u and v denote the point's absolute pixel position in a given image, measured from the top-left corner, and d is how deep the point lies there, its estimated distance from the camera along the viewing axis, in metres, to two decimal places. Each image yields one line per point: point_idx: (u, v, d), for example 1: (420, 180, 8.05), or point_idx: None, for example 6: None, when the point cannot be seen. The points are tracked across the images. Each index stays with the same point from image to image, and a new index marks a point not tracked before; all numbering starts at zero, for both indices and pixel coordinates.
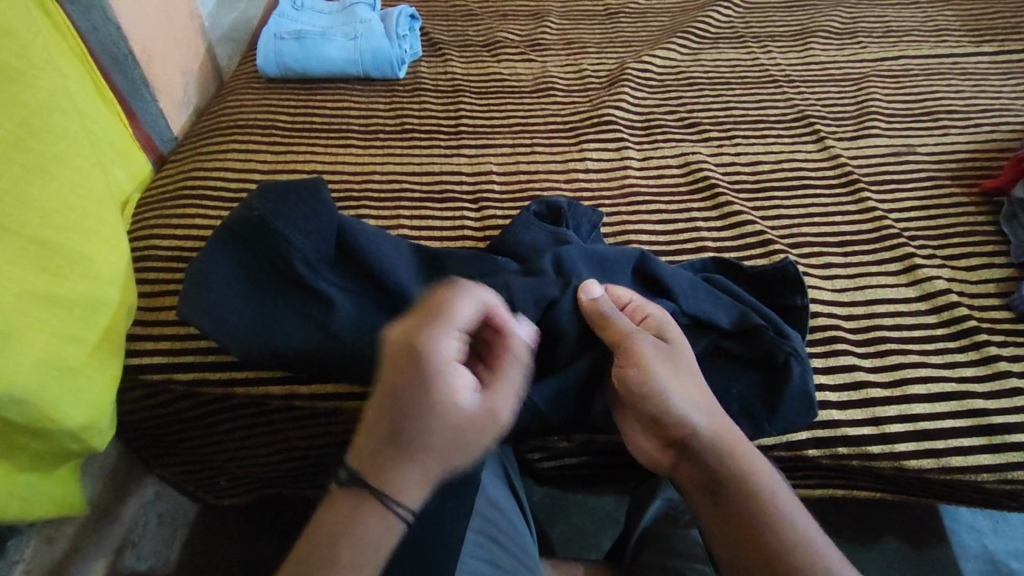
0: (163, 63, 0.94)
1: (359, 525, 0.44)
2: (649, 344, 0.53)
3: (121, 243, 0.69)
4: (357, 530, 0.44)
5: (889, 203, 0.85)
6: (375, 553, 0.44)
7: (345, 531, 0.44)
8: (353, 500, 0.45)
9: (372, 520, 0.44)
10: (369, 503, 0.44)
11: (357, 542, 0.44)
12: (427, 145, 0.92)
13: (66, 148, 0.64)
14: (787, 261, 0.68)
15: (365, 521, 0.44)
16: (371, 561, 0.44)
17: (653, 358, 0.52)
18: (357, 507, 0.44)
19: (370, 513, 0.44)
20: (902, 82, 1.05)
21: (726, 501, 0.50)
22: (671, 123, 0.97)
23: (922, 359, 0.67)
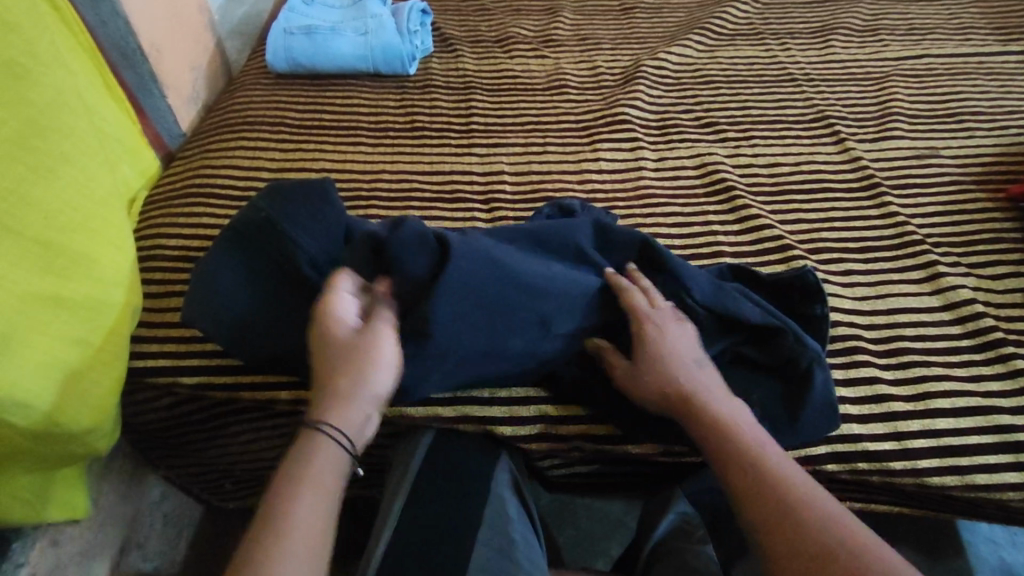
0: (171, 58, 0.93)
1: (306, 479, 0.47)
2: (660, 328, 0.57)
3: (123, 244, 0.68)
4: (308, 488, 0.47)
5: (911, 208, 0.82)
6: (325, 488, 0.47)
7: (293, 501, 0.46)
8: (304, 456, 0.48)
9: (320, 477, 0.48)
10: (319, 448, 0.48)
11: (308, 502, 0.46)
12: (438, 143, 0.91)
13: (68, 147, 0.63)
14: (806, 269, 0.66)
15: (315, 461, 0.48)
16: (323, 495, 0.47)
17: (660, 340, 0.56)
18: (308, 456, 0.48)
19: (322, 454, 0.48)
20: (926, 82, 1.02)
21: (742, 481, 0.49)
22: (687, 123, 0.94)
23: (946, 372, 0.65)
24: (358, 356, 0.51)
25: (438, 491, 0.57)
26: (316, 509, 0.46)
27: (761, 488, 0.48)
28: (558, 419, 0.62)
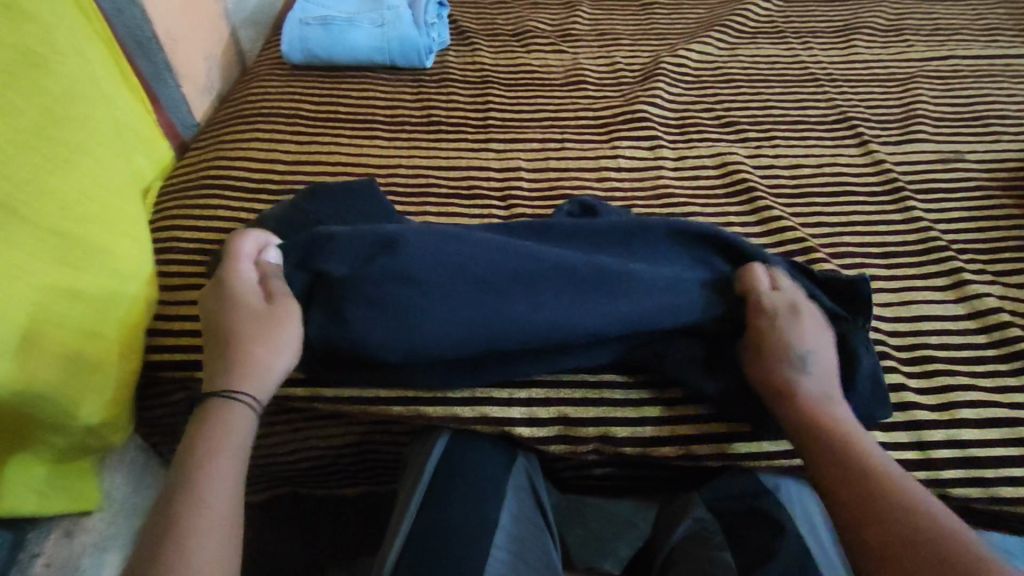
0: (186, 47, 0.92)
1: (216, 439, 0.48)
2: (791, 312, 0.58)
3: (138, 236, 0.67)
4: (219, 448, 0.48)
5: (935, 213, 0.81)
6: (237, 445, 0.49)
7: (207, 460, 0.47)
8: (210, 418, 0.49)
9: (231, 436, 0.49)
10: (230, 410, 0.50)
11: (219, 460, 0.47)
12: (454, 138, 0.90)
13: (84, 136, 0.62)
14: (862, 277, 0.64)
15: (224, 421, 0.49)
16: (237, 452, 0.49)
17: (787, 322, 0.58)
18: (214, 418, 0.49)
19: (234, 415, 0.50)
20: (951, 84, 1.00)
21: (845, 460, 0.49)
22: (707, 122, 0.93)
23: (971, 382, 0.63)
24: (247, 318, 0.53)
25: (453, 491, 0.57)
26: (229, 466, 0.47)
27: (844, 465, 0.49)
28: (577, 420, 0.61)
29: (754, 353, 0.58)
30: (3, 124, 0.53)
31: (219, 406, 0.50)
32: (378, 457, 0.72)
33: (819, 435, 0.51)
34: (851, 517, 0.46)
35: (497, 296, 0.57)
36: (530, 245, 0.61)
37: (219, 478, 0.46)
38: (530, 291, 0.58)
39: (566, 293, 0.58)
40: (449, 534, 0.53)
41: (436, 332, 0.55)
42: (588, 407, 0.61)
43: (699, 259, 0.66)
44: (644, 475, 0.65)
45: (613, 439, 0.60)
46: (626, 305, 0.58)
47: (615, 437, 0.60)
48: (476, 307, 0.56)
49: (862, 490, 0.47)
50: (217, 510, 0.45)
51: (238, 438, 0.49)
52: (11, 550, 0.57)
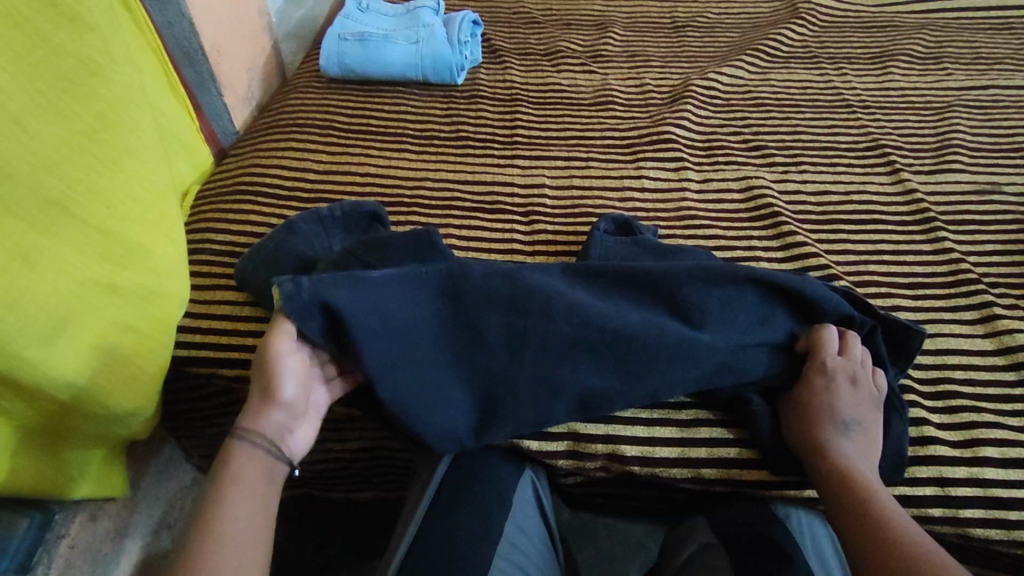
0: (230, 59, 0.97)
1: (231, 493, 0.49)
2: (843, 375, 0.58)
3: (176, 235, 0.70)
4: (234, 496, 0.49)
5: (967, 244, 0.79)
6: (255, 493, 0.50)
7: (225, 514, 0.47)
8: (234, 471, 0.50)
9: (241, 497, 0.49)
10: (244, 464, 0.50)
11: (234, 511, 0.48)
12: (480, 154, 0.91)
13: (134, 141, 0.66)
14: (921, 329, 0.63)
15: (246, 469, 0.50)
16: (256, 495, 0.50)
17: (838, 382, 0.57)
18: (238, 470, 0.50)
19: (247, 473, 0.50)
20: (990, 113, 0.98)
21: (866, 516, 0.49)
22: (734, 145, 0.93)
23: (997, 420, 0.61)
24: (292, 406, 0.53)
25: (457, 501, 0.57)
26: (242, 520, 0.48)
27: (872, 518, 0.48)
28: (586, 436, 0.60)
29: (796, 409, 0.58)
30: (60, 127, 0.57)
31: (233, 458, 0.51)
32: (391, 463, 0.73)
33: (851, 486, 0.51)
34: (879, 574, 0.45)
35: (530, 370, 0.58)
36: (542, 313, 0.58)
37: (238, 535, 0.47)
38: (562, 358, 0.58)
39: (598, 356, 0.58)
40: (448, 540, 0.54)
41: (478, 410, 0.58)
42: (597, 423, 0.61)
43: (723, 305, 0.62)
44: (653, 496, 0.64)
45: (621, 457, 0.60)
46: (642, 389, 0.59)
47: (624, 455, 0.59)
48: (507, 383, 0.57)
49: (893, 548, 0.46)
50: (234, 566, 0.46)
51: (254, 492, 0.50)
52: (38, 530, 0.60)
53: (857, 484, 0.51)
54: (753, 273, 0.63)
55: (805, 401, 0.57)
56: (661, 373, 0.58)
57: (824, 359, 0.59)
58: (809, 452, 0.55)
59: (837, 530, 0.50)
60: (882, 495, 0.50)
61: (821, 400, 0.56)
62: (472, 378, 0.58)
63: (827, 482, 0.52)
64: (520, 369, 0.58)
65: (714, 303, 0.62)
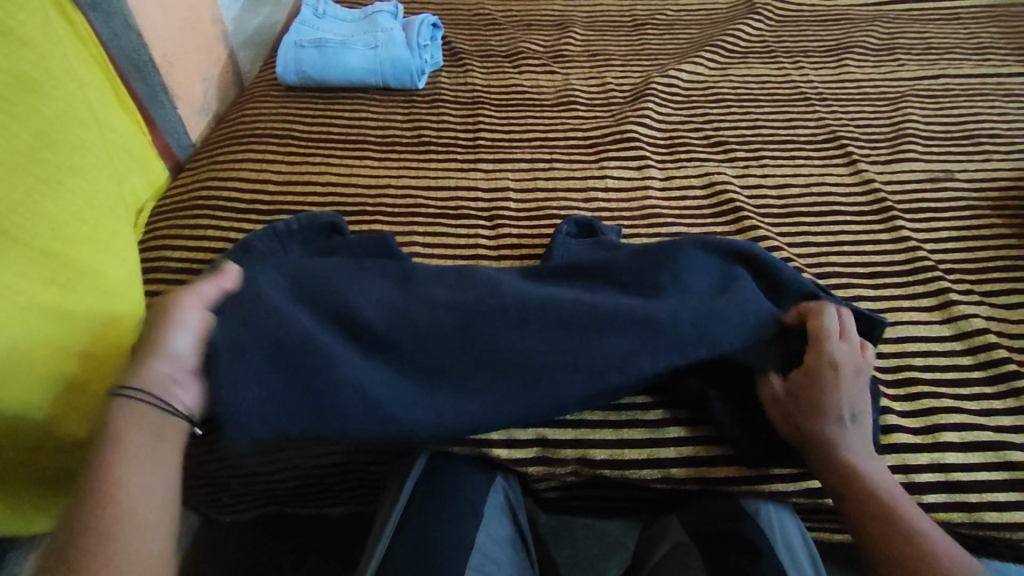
0: (183, 71, 0.94)
1: (116, 461, 0.46)
2: (847, 362, 0.56)
3: (130, 254, 0.68)
4: (122, 451, 0.47)
5: (924, 232, 0.81)
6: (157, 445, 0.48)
7: (116, 472, 0.46)
8: (122, 424, 0.48)
9: (135, 445, 0.47)
10: (125, 420, 0.48)
11: (123, 479, 0.45)
12: (443, 159, 0.91)
13: (80, 159, 0.64)
14: (881, 318, 0.64)
15: (132, 423, 0.48)
16: (149, 441, 0.48)
17: (847, 372, 0.56)
18: (126, 424, 0.48)
19: (133, 424, 0.48)
20: (941, 102, 1.00)
21: (882, 512, 0.49)
22: (695, 141, 0.94)
23: (956, 405, 0.63)
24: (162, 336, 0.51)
25: (429, 513, 0.56)
26: (134, 474, 0.46)
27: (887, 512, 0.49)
28: (555, 442, 0.60)
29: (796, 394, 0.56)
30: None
31: (117, 423, 0.48)
32: (364, 476, 0.72)
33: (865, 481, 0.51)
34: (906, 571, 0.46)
35: (471, 336, 0.56)
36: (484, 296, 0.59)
37: (131, 501, 0.45)
38: (508, 332, 0.57)
39: (559, 331, 0.57)
40: (418, 554, 0.53)
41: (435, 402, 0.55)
42: (566, 428, 0.61)
43: (674, 274, 0.62)
44: (625, 497, 0.64)
45: (591, 461, 0.60)
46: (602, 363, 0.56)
47: (593, 459, 0.60)
48: (449, 353, 0.56)
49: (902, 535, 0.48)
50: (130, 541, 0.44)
51: (141, 445, 0.47)
52: None
53: (869, 476, 0.51)
54: (694, 246, 0.64)
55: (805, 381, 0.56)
56: (623, 342, 0.56)
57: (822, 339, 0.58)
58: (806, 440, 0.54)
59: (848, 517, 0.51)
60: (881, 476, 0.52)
61: (834, 390, 0.55)
62: (415, 360, 0.56)
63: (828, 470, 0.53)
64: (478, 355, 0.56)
65: (663, 272, 0.62)
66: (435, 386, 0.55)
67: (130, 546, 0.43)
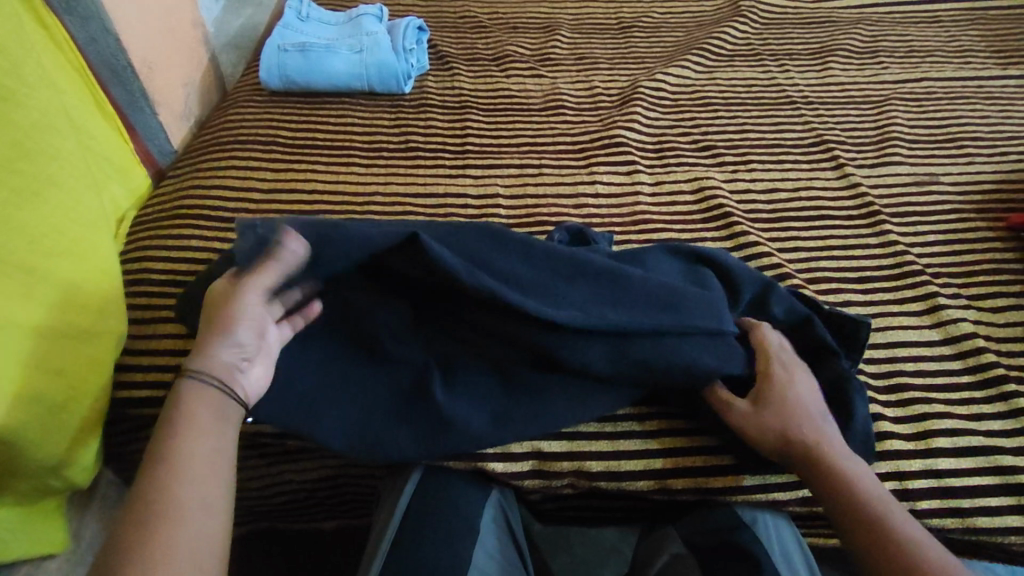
0: (164, 75, 0.92)
1: (189, 443, 0.47)
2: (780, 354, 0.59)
3: (109, 267, 0.66)
4: (198, 431, 0.48)
5: (911, 236, 0.81)
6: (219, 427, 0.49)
7: (180, 457, 0.46)
8: (186, 410, 0.48)
9: (208, 429, 0.48)
10: (193, 403, 0.49)
11: (190, 462, 0.46)
12: (431, 165, 0.90)
13: (55, 169, 0.62)
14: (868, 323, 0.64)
15: (196, 409, 0.48)
16: (215, 430, 0.48)
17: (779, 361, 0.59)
18: (191, 410, 0.48)
19: (197, 413, 0.48)
20: (924, 105, 1.01)
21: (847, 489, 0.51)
22: (684, 146, 0.93)
23: (948, 410, 0.63)
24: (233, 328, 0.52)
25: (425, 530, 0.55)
26: (200, 461, 0.47)
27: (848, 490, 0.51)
28: (551, 456, 0.60)
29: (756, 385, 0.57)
30: None
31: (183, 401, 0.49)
32: (357, 490, 0.71)
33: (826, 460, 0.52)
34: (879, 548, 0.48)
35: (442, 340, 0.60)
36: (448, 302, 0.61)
37: (194, 494, 0.45)
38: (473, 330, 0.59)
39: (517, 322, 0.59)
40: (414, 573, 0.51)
41: (422, 404, 0.57)
42: (562, 441, 0.60)
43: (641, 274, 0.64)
44: (621, 507, 0.64)
45: (588, 474, 0.59)
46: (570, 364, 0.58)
47: (590, 471, 0.59)
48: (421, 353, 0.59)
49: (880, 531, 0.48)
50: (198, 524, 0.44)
51: (210, 433, 0.48)
52: None
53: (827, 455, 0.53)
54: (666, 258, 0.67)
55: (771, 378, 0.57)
56: (591, 296, 0.58)
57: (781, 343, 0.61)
58: (783, 433, 0.54)
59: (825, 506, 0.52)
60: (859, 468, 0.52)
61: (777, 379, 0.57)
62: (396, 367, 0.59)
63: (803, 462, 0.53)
64: (463, 348, 0.60)
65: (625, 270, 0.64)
66: (421, 387, 0.58)
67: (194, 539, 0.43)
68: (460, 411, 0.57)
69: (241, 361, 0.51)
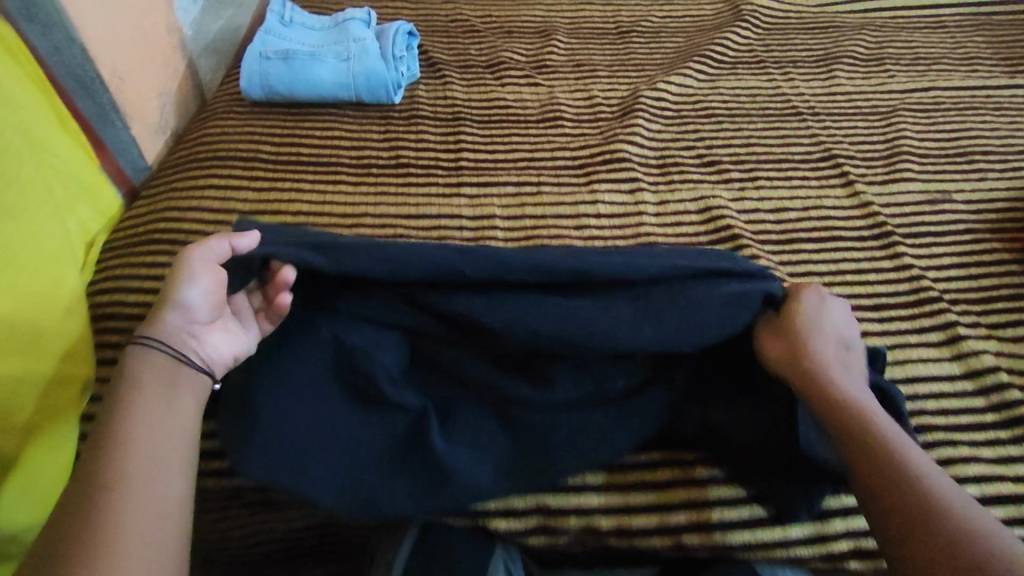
0: (137, 86, 0.86)
1: (140, 392, 0.47)
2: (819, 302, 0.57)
3: (75, 305, 0.61)
4: (147, 380, 0.48)
5: (926, 259, 0.78)
6: (174, 372, 0.49)
7: (129, 404, 0.47)
8: (135, 374, 0.48)
9: (155, 377, 0.48)
10: (141, 368, 0.48)
11: (135, 404, 0.47)
12: (424, 182, 0.85)
13: (12, 200, 0.57)
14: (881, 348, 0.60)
15: (142, 368, 0.48)
16: (167, 378, 0.49)
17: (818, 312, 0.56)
18: (139, 375, 0.48)
19: (144, 374, 0.48)
20: (933, 117, 0.98)
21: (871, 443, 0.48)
22: (688, 161, 0.89)
23: (974, 453, 0.61)
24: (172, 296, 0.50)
25: None
26: (150, 407, 0.47)
27: (874, 448, 0.48)
28: (558, 511, 0.56)
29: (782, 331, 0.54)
30: None
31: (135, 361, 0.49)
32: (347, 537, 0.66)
33: (849, 412, 0.50)
34: (909, 511, 0.45)
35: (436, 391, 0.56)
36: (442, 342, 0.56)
37: (144, 437, 0.46)
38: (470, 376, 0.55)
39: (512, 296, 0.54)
40: None
41: (422, 452, 0.53)
42: (569, 495, 0.57)
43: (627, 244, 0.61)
44: (630, 558, 0.62)
45: (597, 529, 0.57)
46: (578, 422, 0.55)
47: (599, 528, 0.56)
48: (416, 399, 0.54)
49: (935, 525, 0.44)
50: (150, 466, 0.45)
51: (163, 380, 0.48)
52: None
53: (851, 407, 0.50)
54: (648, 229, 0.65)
55: (803, 340, 0.53)
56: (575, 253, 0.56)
57: (817, 307, 0.56)
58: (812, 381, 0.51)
59: (866, 503, 0.48)
60: (876, 417, 0.50)
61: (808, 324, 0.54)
62: (387, 415, 0.54)
63: (825, 413, 0.50)
64: (463, 394, 0.56)
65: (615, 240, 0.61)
66: (421, 439, 0.53)
67: (144, 482, 0.44)
68: (461, 462, 0.53)
69: (191, 328, 0.51)
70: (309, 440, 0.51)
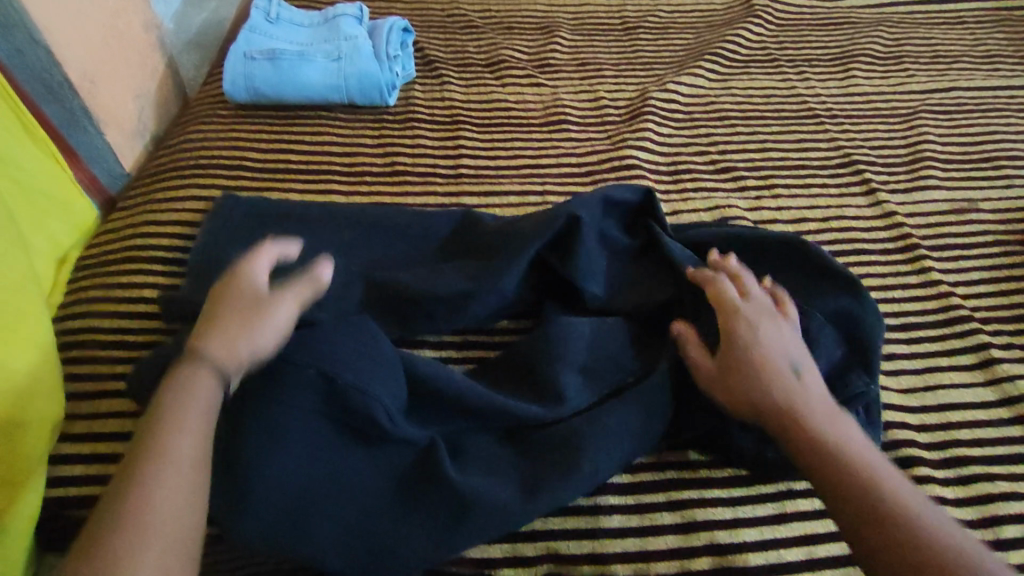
0: (111, 88, 0.80)
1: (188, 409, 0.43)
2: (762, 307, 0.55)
3: (45, 339, 0.56)
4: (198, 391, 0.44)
5: (954, 273, 0.74)
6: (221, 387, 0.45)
7: (179, 422, 0.43)
8: (184, 391, 0.44)
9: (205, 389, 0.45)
10: (192, 390, 0.44)
11: (191, 421, 0.43)
12: (421, 192, 0.80)
13: None
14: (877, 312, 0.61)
15: (196, 394, 0.44)
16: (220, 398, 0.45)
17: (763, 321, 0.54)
18: (190, 390, 0.44)
19: (196, 388, 0.44)
20: (956, 119, 0.93)
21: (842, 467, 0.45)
22: (701, 167, 0.85)
23: (1014, 488, 0.58)
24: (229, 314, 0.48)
25: None
26: (200, 429, 0.43)
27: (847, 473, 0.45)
28: (571, 559, 0.52)
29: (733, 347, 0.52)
30: None
31: (182, 382, 0.45)
32: None
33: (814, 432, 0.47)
34: (886, 538, 0.41)
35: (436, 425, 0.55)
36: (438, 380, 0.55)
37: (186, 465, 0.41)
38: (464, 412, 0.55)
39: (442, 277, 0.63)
40: None
41: (432, 488, 0.51)
42: (582, 541, 0.53)
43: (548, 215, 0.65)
44: None
45: None
46: (592, 437, 0.53)
47: None
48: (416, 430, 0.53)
49: (873, 504, 0.43)
50: (180, 498, 0.40)
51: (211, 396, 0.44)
52: None
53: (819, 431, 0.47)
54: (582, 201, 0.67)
55: (755, 354, 0.51)
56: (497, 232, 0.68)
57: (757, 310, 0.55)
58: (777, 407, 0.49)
59: (851, 534, 0.43)
60: (848, 438, 0.47)
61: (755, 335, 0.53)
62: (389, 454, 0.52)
63: (792, 435, 0.47)
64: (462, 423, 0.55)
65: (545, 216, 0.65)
66: (427, 468, 0.52)
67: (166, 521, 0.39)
68: (483, 489, 0.51)
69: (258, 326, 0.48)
70: (313, 492, 0.48)
